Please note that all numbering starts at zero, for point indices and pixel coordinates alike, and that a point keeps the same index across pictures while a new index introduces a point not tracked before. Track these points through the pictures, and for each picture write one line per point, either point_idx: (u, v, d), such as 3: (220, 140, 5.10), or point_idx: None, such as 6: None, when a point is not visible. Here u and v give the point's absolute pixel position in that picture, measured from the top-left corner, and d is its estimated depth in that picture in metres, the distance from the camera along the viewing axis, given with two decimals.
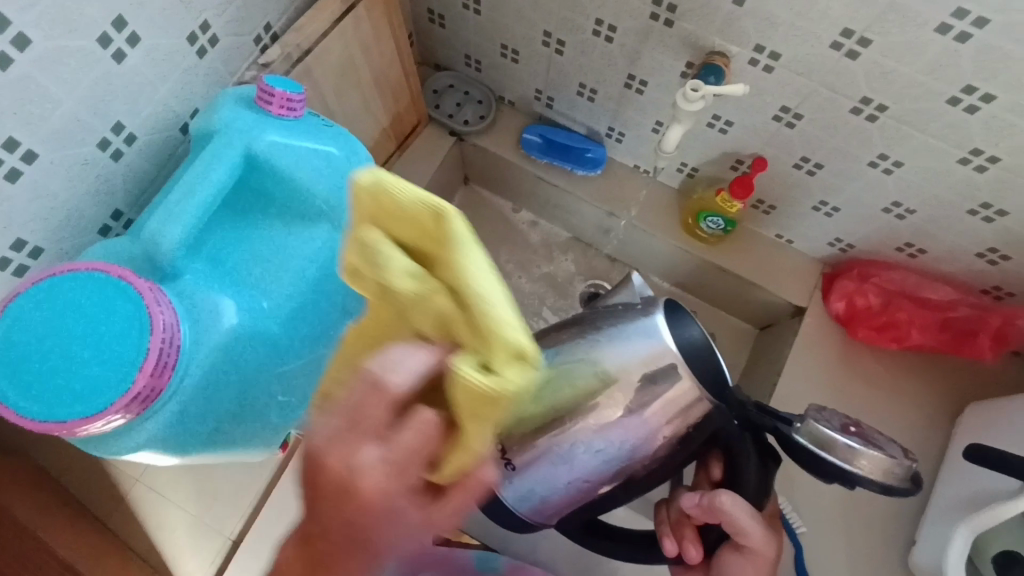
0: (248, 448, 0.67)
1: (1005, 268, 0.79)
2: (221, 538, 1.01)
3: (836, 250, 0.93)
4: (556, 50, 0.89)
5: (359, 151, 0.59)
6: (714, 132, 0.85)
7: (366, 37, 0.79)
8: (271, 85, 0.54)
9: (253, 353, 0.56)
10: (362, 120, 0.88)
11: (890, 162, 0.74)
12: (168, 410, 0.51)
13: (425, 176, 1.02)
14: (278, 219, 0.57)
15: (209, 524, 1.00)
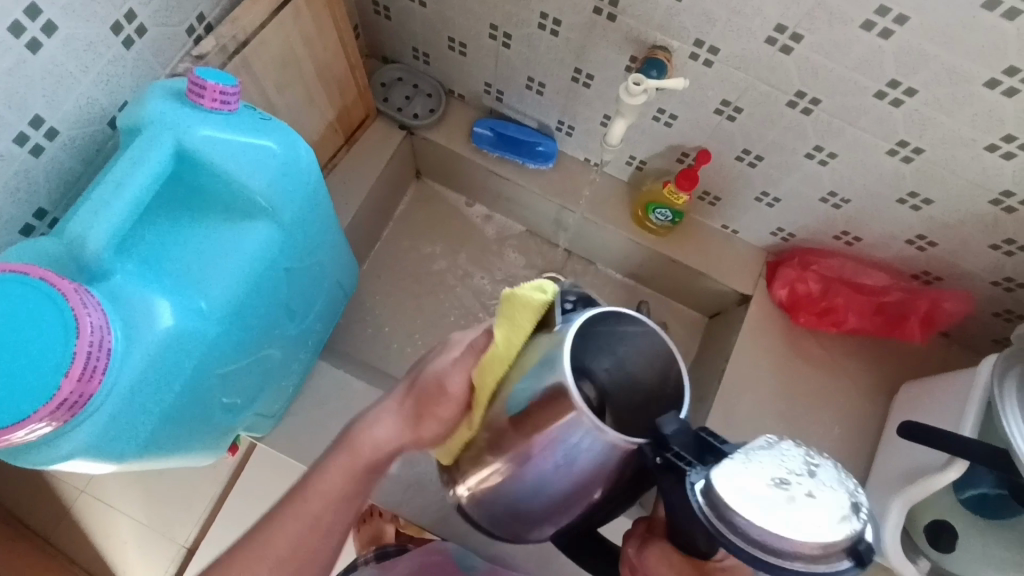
0: (189, 452, 0.65)
1: (933, 254, 0.83)
2: (175, 546, 0.98)
3: (779, 239, 0.96)
4: (503, 43, 0.89)
5: (300, 145, 0.58)
6: (659, 126, 0.86)
7: (307, 29, 0.77)
8: (202, 78, 0.52)
9: (189, 356, 0.54)
10: (306, 114, 0.86)
11: (825, 153, 0.77)
12: (99, 416, 0.49)
13: (375, 170, 1.01)
14: (214, 217, 0.55)
15: (161, 532, 0.98)
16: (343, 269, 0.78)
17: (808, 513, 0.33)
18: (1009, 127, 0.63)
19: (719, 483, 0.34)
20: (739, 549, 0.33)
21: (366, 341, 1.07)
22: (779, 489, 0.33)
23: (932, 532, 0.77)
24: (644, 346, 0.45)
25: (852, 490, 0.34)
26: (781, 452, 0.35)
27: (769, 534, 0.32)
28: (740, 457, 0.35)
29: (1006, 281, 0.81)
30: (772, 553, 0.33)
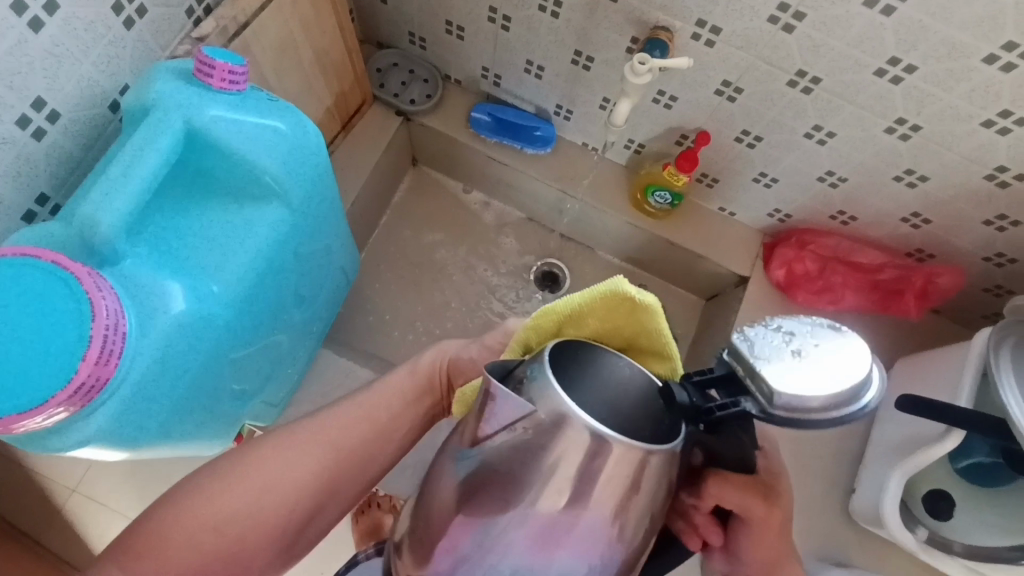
0: (199, 441, 0.64)
1: (927, 231, 0.85)
2: None
3: (775, 220, 0.97)
4: (502, 26, 0.88)
5: (308, 127, 0.57)
6: (660, 108, 0.87)
7: (306, 11, 0.76)
8: (210, 57, 0.51)
9: (202, 340, 0.54)
10: (304, 99, 0.85)
11: (824, 133, 0.78)
12: (116, 401, 0.48)
13: (373, 157, 1.00)
14: (224, 200, 0.55)
15: None
16: (348, 254, 0.78)
17: (833, 364, 0.34)
18: (1006, 103, 0.64)
19: (767, 389, 0.34)
20: (823, 422, 0.33)
21: (366, 330, 1.07)
22: (802, 358, 0.35)
23: (930, 502, 0.79)
24: (635, 387, 0.39)
25: (818, 322, 0.38)
26: (771, 331, 0.37)
27: (829, 403, 0.33)
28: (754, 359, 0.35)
29: (997, 257, 0.83)
30: (840, 414, 0.33)
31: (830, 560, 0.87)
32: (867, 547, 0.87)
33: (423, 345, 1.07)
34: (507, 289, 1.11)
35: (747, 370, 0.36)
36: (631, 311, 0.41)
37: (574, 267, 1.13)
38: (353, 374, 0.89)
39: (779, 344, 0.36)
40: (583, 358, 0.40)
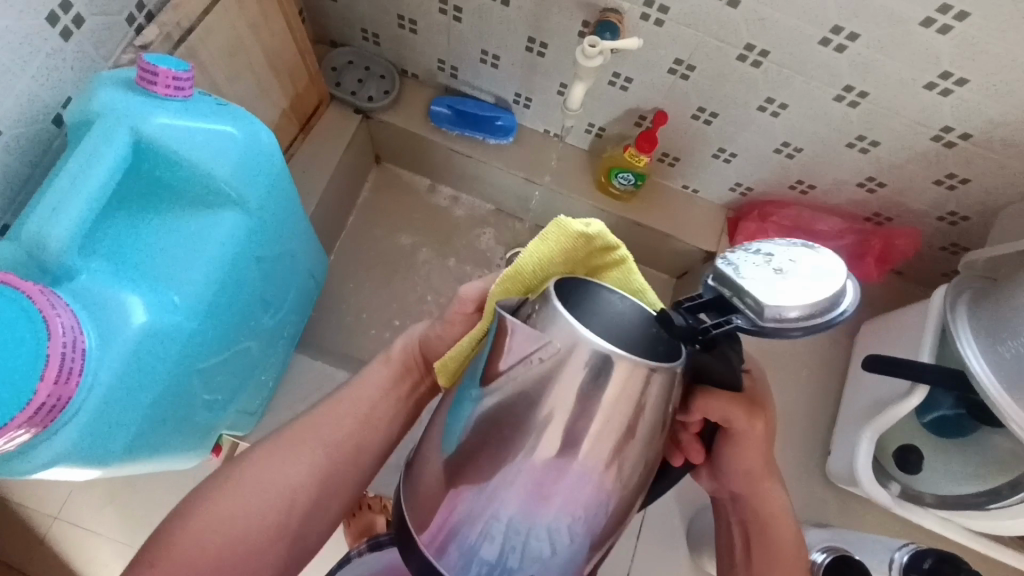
0: (174, 455, 0.63)
1: (882, 195, 0.87)
2: None
3: (738, 195, 0.99)
4: (454, 17, 0.88)
5: (260, 129, 0.57)
6: (616, 90, 0.88)
7: (252, 14, 0.75)
8: (151, 64, 0.50)
9: (167, 353, 0.53)
10: (259, 101, 0.84)
11: (776, 105, 0.80)
12: (82, 420, 0.47)
13: (334, 157, 0.99)
14: (179, 209, 0.54)
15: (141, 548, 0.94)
16: (315, 253, 0.77)
17: (789, 275, 0.41)
18: (945, 64, 0.66)
19: (746, 291, 0.41)
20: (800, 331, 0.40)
21: (341, 332, 1.06)
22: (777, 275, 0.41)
23: (900, 457, 0.81)
24: (631, 311, 0.43)
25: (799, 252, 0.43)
26: (751, 255, 0.44)
27: (785, 312, 0.39)
28: (735, 272, 0.42)
29: (950, 216, 0.86)
30: (798, 325, 0.39)
31: (811, 521, 0.89)
32: (843, 505, 0.90)
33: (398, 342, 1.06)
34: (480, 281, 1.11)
35: (730, 291, 0.42)
36: (588, 242, 0.46)
37: None
38: (330, 376, 0.88)
39: (756, 258, 0.43)
40: (582, 289, 0.44)
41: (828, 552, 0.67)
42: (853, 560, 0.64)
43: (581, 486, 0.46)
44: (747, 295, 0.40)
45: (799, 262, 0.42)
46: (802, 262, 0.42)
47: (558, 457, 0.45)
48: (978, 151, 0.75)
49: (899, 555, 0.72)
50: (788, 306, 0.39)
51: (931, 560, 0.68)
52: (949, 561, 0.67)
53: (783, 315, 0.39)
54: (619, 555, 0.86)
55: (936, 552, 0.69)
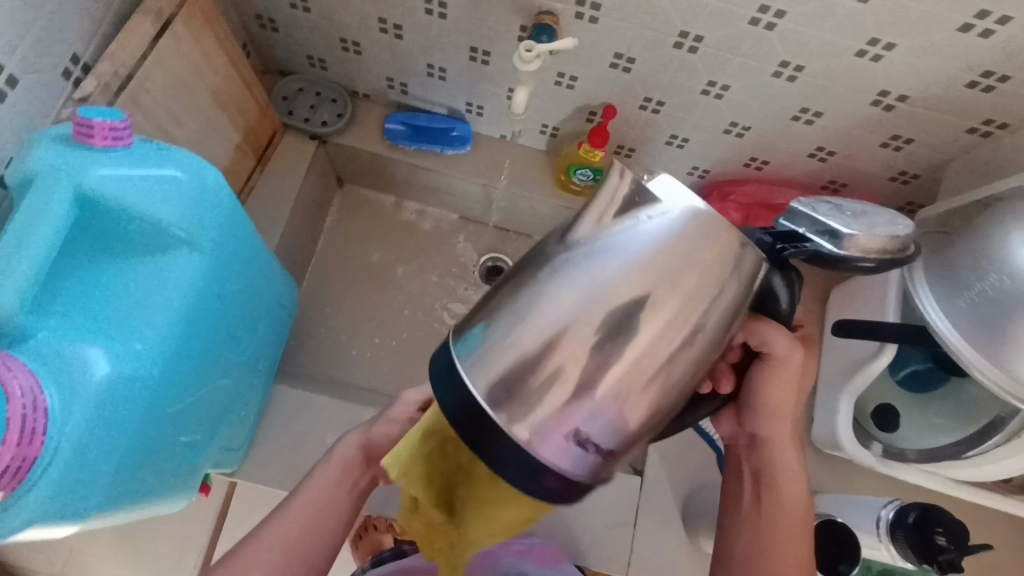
0: (157, 500, 0.63)
1: (834, 163, 0.89)
2: None
3: (696, 177, 1.00)
4: (395, 35, 0.89)
5: (206, 168, 0.57)
6: (563, 90, 0.89)
7: (191, 53, 0.75)
8: (87, 117, 0.51)
9: (134, 400, 0.54)
10: (211, 139, 0.84)
11: (718, 87, 0.81)
12: (52, 477, 0.48)
13: (295, 185, 0.99)
14: (131, 257, 0.54)
15: None
16: (279, 283, 0.78)
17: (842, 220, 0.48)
18: (871, 31, 0.68)
19: (829, 227, 0.47)
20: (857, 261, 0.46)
21: (323, 357, 1.06)
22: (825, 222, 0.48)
23: (878, 416, 0.83)
24: None
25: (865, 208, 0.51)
26: (838, 204, 0.51)
27: (868, 251, 0.46)
28: (818, 209, 0.49)
29: (901, 175, 0.88)
30: (874, 257, 0.46)
31: (804, 490, 0.90)
32: (834, 471, 0.92)
33: (381, 360, 1.06)
34: (456, 290, 1.12)
35: (802, 231, 0.49)
36: None
37: (517, 257, 1.14)
38: (314, 403, 0.89)
39: (827, 205, 0.50)
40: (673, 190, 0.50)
41: (815, 518, 0.68)
42: (840, 525, 0.66)
43: (602, 434, 0.48)
44: (829, 221, 0.47)
45: (861, 213, 0.50)
46: (862, 214, 0.49)
47: (574, 396, 0.46)
48: (916, 110, 0.77)
49: (885, 512, 0.73)
50: (886, 239, 0.47)
51: (914, 515, 0.70)
52: (931, 512, 0.69)
53: (851, 237, 0.46)
54: (620, 546, 0.86)
55: (919, 506, 0.70)
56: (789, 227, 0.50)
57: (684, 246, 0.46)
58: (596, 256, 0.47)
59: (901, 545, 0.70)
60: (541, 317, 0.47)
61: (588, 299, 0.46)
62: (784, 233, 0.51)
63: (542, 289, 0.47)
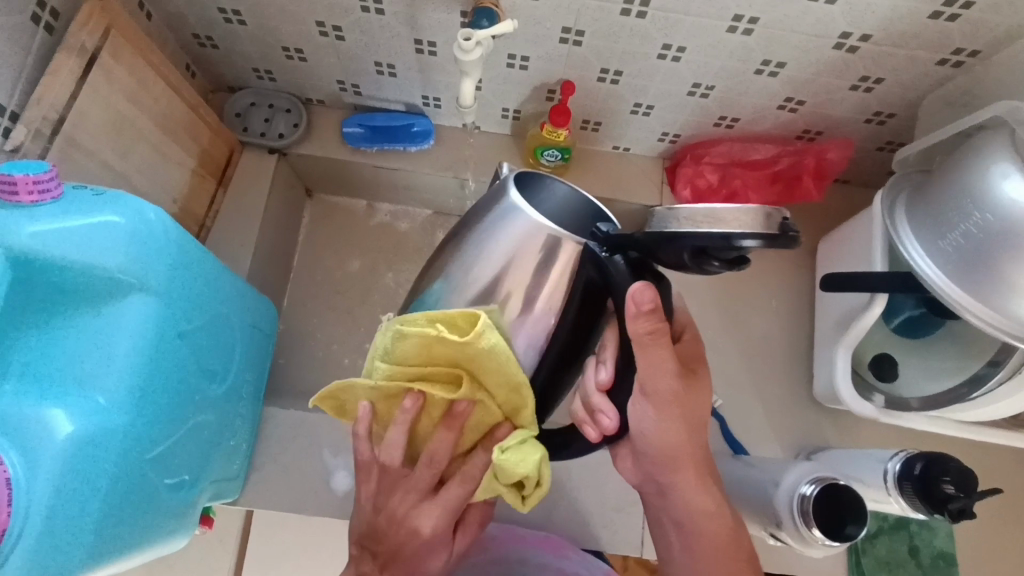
0: (153, 544, 0.63)
1: (805, 111, 0.86)
2: None
3: (668, 143, 0.97)
4: (337, 36, 0.86)
5: (144, 206, 0.55)
6: (516, 71, 0.86)
7: (125, 85, 0.73)
8: (7, 173, 0.48)
9: (105, 451, 0.53)
10: (164, 169, 0.82)
11: (674, 49, 0.78)
12: (27, 544, 0.47)
13: (260, 203, 0.97)
14: (79, 308, 0.53)
15: None
16: (250, 308, 0.76)
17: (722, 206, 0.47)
18: None
19: (714, 233, 0.46)
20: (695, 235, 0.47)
21: (314, 372, 1.04)
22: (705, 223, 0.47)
23: (876, 366, 0.81)
24: (574, 199, 0.58)
25: None
26: None
27: (749, 237, 0.45)
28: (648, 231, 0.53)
29: (876, 116, 0.85)
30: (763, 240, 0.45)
31: (811, 447, 0.89)
32: (840, 425, 0.90)
33: None
34: None
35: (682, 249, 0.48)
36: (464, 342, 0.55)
37: None
38: (307, 420, 0.88)
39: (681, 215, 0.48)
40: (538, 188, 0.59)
41: (815, 482, 0.64)
42: (843, 488, 0.63)
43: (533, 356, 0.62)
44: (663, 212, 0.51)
45: None
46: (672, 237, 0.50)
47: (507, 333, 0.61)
48: (882, 48, 0.73)
49: (892, 464, 0.71)
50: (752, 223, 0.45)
51: (921, 465, 0.67)
52: (938, 460, 0.66)
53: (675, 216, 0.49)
54: (630, 526, 0.86)
55: (925, 456, 0.68)
56: (657, 242, 0.50)
57: (537, 233, 0.57)
58: (494, 222, 0.60)
59: (910, 497, 0.68)
60: (471, 280, 0.60)
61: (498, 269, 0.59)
62: (651, 251, 0.51)
63: (468, 244, 0.61)
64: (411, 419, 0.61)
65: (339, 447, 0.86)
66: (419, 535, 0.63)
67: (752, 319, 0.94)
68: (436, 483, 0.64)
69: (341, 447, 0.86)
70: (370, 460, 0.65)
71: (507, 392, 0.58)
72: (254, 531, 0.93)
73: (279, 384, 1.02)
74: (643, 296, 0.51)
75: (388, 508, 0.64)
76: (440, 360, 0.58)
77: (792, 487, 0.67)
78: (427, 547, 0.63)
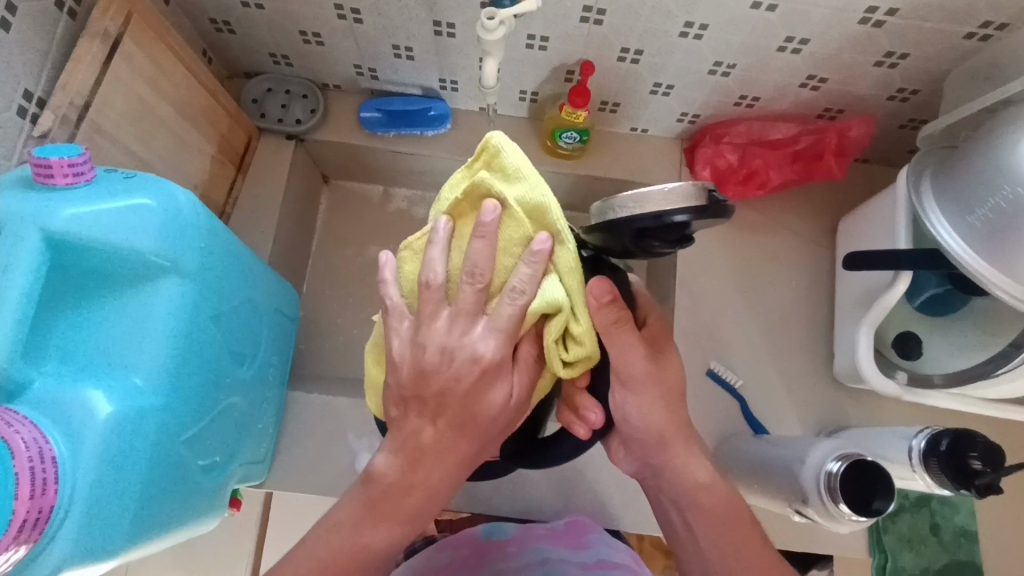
0: (188, 524, 0.64)
1: (827, 89, 0.85)
2: None
3: (687, 123, 0.97)
4: (355, 20, 0.86)
5: (175, 190, 0.56)
6: (536, 52, 0.85)
7: (147, 71, 0.73)
8: (43, 156, 0.49)
9: (144, 432, 0.54)
10: (185, 155, 0.82)
11: (696, 27, 0.77)
12: (74, 522, 0.48)
13: (279, 189, 0.98)
14: (115, 292, 0.53)
15: None
16: (275, 293, 0.77)
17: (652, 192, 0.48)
18: None
19: (643, 213, 0.47)
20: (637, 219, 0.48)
21: (334, 357, 1.05)
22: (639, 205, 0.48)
23: (899, 345, 0.81)
24: None
25: None
26: None
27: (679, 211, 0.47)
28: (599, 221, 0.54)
29: (900, 93, 0.84)
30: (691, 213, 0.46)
31: (831, 427, 0.89)
32: (860, 404, 0.90)
33: None
34: None
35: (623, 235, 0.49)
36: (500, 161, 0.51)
37: None
38: (329, 405, 0.89)
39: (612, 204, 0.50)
40: None
41: (843, 459, 0.65)
42: (870, 463, 0.63)
43: None
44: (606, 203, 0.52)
45: None
46: None
47: None
48: (907, 22, 0.72)
49: (917, 442, 0.71)
50: (681, 198, 0.47)
51: (947, 441, 0.67)
52: (964, 436, 0.66)
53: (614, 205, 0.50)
54: (651, 505, 0.87)
55: (950, 432, 0.68)
56: (602, 230, 0.51)
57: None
58: None
59: (935, 473, 0.68)
60: None
61: None
62: (603, 240, 0.54)
63: None
64: (446, 247, 0.55)
65: (362, 430, 0.87)
66: (478, 363, 0.54)
67: (772, 299, 0.94)
68: (482, 306, 0.55)
69: (364, 431, 0.87)
70: (403, 306, 0.58)
71: (543, 220, 0.52)
72: (279, 513, 0.94)
73: (300, 369, 1.03)
74: (600, 289, 0.54)
75: (433, 342, 0.55)
76: (476, 192, 0.53)
77: (818, 464, 0.67)
78: (482, 383, 0.55)
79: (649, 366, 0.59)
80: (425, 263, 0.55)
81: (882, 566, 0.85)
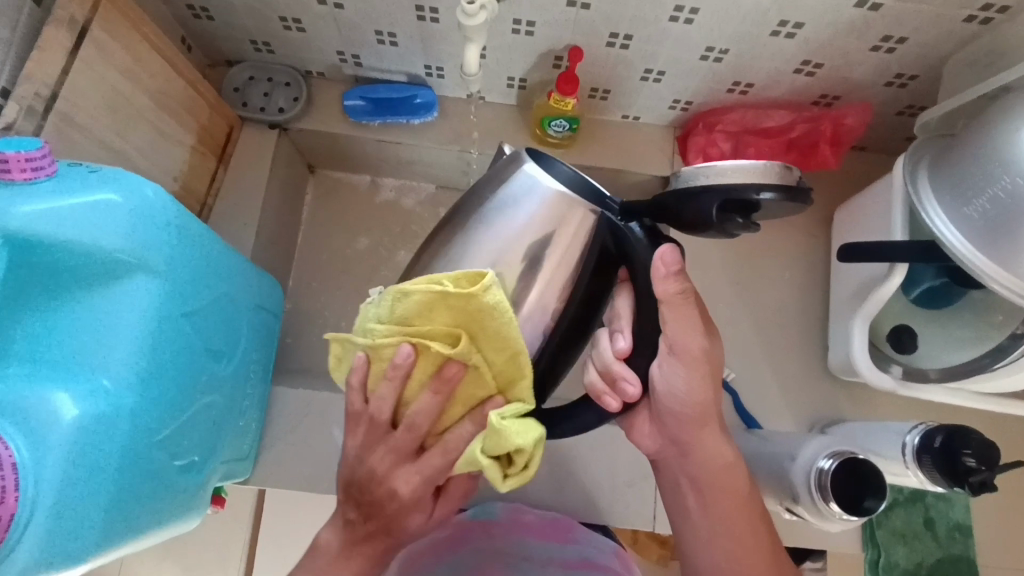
0: (165, 525, 0.63)
1: (823, 75, 0.83)
2: None
3: (679, 111, 0.94)
4: (336, 5, 0.83)
5: (142, 184, 0.54)
6: (522, 37, 0.83)
7: (119, 60, 0.70)
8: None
9: (113, 434, 0.52)
10: (163, 147, 0.80)
11: (687, 11, 0.75)
12: (39, 528, 0.47)
13: (262, 180, 0.95)
14: (80, 290, 0.51)
15: None
16: (255, 287, 0.75)
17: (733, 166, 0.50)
18: None
19: (732, 179, 0.47)
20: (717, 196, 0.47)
21: (322, 350, 1.04)
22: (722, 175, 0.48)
23: (894, 339, 0.79)
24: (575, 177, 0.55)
25: None
26: None
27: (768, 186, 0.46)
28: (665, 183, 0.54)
29: (898, 78, 0.81)
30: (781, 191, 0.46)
31: (825, 419, 0.88)
32: (855, 398, 0.89)
33: None
34: None
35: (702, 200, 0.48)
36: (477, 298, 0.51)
37: None
38: (315, 400, 0.87)
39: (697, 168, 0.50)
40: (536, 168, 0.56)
41: (833, 457, 0.63)
42: (861, 462, 0.62)
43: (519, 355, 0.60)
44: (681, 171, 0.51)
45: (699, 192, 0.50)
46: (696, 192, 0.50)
47: None
48: (906, 5, 0.70)
49: (911, 438, 0.70)
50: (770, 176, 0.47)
51: (941, 438, 0.66)
52: (958, 433, 0.64)
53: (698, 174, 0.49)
54: (642, 501, 0.86)
55: (944, 429, 0.66)
56: (677, 199, 0.50)
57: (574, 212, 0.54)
58: (502, 200, 0.56)
59: (929, 470, 0.67)
60: (472, 262, 0.56)
61: (504, 248, 0.55)
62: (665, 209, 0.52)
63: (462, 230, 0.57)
64: (400, 379, 0.56)
65: None
66: (397, 497, 0.60)
67: (767, 290, 0.92)
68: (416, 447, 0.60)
69: None
70: (360, 411, 0.61)
71: (506, 359, 0.54)
72: (268, 510, 0.93)
73: (288, 363, 1.01)
74: (671, 258, 0.52)
75: (369, 462, 0.60)
76: (444, 318, 0.53)
77: (808, 462, 0.66)
78: (406, 507, 0.62)
79: (687, 347, 0.58)
80: (377, 397, 0.58)
81: (874, 561, 0.84)
